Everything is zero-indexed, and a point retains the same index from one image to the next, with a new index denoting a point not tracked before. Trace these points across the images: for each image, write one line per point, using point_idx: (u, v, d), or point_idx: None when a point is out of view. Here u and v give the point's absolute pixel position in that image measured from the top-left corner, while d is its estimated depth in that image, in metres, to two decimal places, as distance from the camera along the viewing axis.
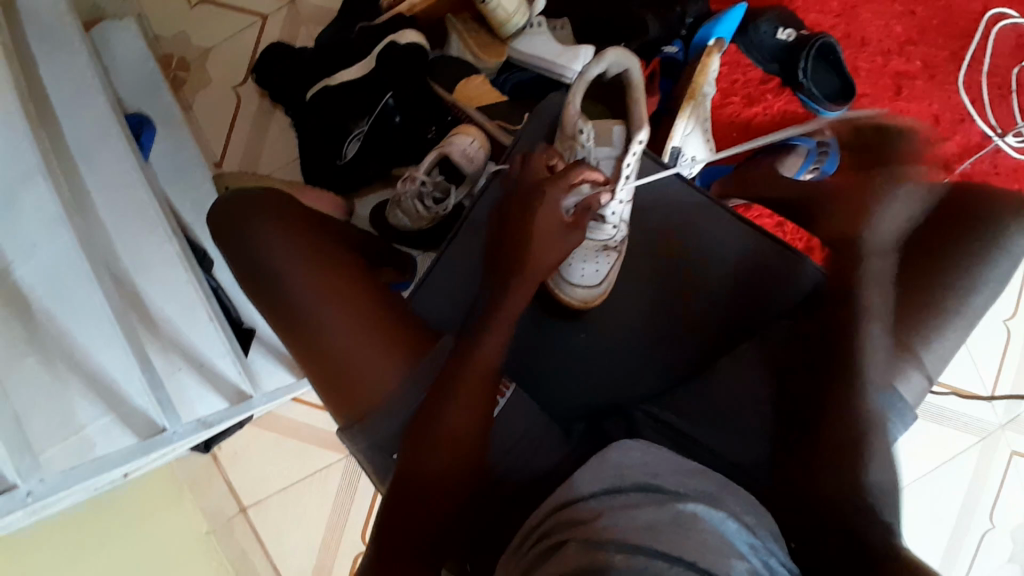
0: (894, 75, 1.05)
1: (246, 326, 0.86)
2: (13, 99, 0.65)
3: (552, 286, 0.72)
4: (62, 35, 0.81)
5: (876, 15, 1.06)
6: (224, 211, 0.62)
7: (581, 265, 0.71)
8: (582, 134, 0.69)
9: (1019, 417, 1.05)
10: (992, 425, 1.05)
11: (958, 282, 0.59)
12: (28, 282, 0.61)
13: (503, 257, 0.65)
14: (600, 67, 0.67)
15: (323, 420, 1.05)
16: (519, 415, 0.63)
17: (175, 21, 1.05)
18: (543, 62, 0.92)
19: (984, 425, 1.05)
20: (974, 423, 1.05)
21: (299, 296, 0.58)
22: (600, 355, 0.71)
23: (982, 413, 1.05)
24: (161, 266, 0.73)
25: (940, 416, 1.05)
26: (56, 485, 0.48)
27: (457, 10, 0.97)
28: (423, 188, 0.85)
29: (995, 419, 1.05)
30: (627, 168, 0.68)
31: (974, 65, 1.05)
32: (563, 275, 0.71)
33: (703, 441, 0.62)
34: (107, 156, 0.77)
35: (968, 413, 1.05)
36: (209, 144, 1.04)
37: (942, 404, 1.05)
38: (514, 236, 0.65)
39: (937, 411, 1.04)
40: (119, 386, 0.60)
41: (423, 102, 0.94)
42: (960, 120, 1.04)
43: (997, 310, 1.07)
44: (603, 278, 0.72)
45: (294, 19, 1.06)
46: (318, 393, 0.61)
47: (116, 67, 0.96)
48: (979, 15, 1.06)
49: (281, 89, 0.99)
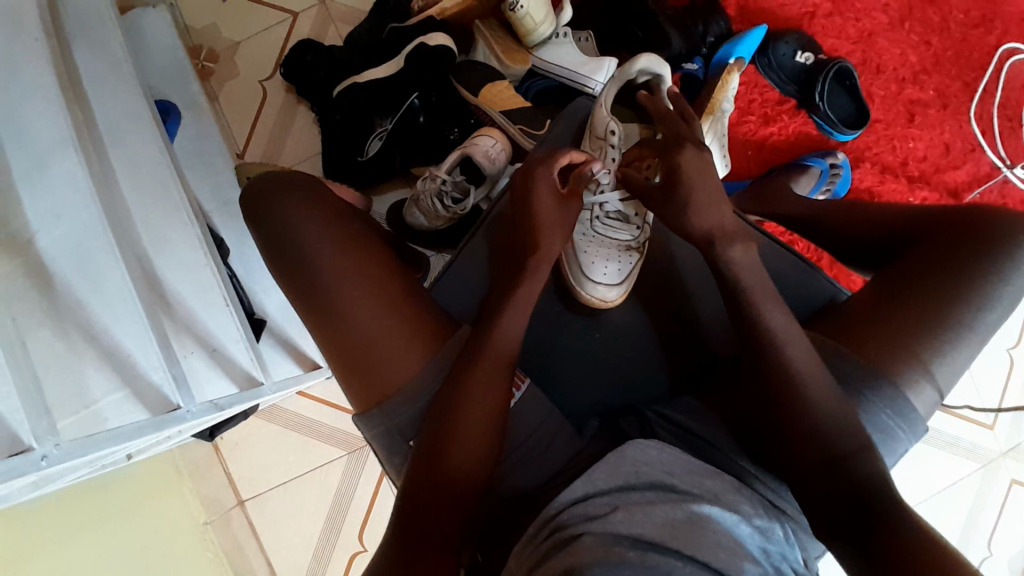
0: (908, 103, 1.07)
1: (257, 316, 0.87)
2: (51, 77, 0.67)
3: (572, 283, 0.72)
4: (97, 17, 0.83)
5: (892, 43, 1.08)
6: (256, 192, 0.63)
7: (604, 264, 0.73)
8: (613, 135, 0.73)
9: (1018, 445, 1.06)
10: (994, 451, 1.05)
11: (976, 297, 0.59)
12: (50, 255, 0.61)
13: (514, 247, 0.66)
14: (628, 73, 0.73)
15: (328, 414, 1.05)
16: (534, 410, 0.64)
17: (206, 13, 1.07)
18: (566, 71, 0.95)
19: (985, 452, 1.05)
20: (975, 449, 1.05)
21: (329, 277, 0.59)
22: (612, 356, 0.72)
23: (982, 439, 1.06)
24: (180, 247, 0.74)
25: (940, 441, 1.05)
26: (70, 452, 0.47)
27: (485, 17, 0.99)
28: (443, 187, 0.85)
29: (996, 447, 1.05)
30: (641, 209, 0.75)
31: (986, 97, 1.08)
32: (585, 272, 0.72)
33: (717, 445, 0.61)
34: (135, 136, 0.78)
35: (970, 439, 1.05)
36: (232, 135, 1.06)
37: (944, 429, 1.05)
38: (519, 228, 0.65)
39: (940, 436, 1.05)
40: (134, 362, 0.60)
41: (448, 104, 0.97)
42: (971, 150, 1.07)
43: (1000, 338, 1.08)
44: (625, 278, 0.73)
45: (324, 17, 1.08)
46: (337, 376, 0.62)
47: (146, 54, 0.98)
48: (994, 49, 1.09)
49: (309, 85, 1.01)
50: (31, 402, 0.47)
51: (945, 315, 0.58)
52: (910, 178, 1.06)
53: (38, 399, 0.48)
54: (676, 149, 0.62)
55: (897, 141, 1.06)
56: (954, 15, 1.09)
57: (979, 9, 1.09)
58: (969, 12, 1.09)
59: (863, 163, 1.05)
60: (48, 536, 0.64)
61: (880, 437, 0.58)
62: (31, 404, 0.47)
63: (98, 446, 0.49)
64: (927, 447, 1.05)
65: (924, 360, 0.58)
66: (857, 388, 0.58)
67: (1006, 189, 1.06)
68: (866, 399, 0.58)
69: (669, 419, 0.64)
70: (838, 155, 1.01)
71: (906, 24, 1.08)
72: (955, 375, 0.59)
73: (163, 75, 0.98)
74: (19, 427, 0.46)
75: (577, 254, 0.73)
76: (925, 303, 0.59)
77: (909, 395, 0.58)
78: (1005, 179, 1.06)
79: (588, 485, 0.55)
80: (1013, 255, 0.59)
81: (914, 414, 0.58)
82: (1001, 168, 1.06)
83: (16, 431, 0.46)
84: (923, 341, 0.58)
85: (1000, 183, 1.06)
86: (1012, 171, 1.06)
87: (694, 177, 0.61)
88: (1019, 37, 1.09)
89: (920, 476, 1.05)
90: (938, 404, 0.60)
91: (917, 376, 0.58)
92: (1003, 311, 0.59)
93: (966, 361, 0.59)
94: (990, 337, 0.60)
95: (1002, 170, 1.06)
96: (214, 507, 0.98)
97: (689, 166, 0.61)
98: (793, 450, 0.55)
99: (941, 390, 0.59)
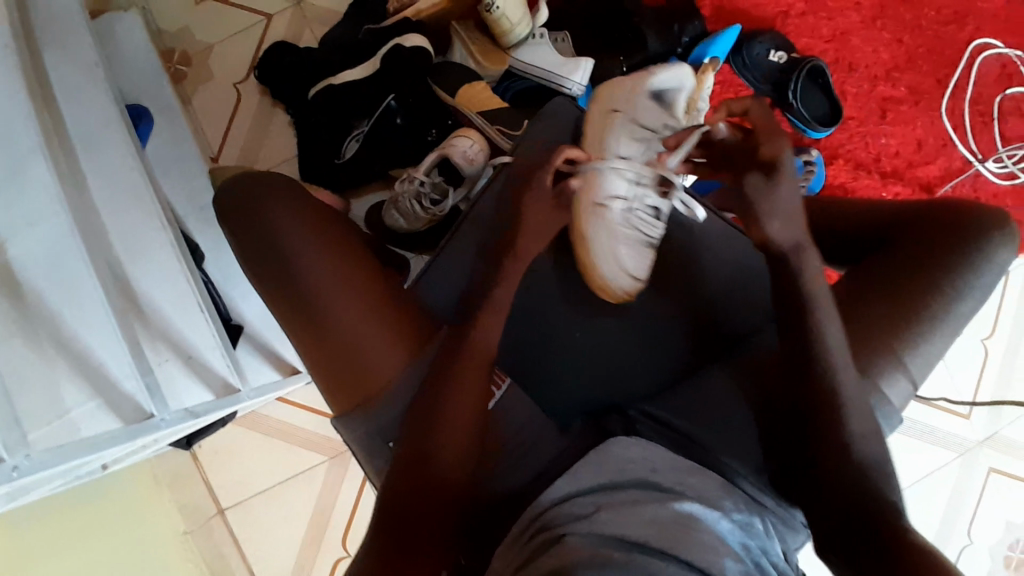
0: (881, 100, 1.09)
1: (234, 322, 0.86)
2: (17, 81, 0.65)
3: (588, 262, 0.70)
4: (66, 20, 0.81)
5: (864, 42, 1.10)
6: (232, 193, 0.62)
7: (624, 250, 0.70)
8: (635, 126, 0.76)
9: (996, 435, 1.08)
10: (972, 441, 1.07)
11: (949, 288, 0.60)
12: (22, 264, 0.59)
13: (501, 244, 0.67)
14: (664, 71, 0.79)
15: (311, 419, 1.04)
16: (517, 409, 0.64)
17: (179, 16, 1.06)
18: (543, 71, 0.95)
19: (963, 442, 1.07)
20: (953, 440, 1.07)
21: (311, 280, 0.59)
22: (595, 354, 0.72)
23: (960, 429, 1.08)
24: (155, 253, 0.73)
25: (920, 432, 1.07)
26: (40, 463, 0.47)
27: (463, 18, 0.99)
28: (422, 188, 0.85)
29: (974, 437, 1.08)
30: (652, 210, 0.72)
31: (958, 93, 1.10)
32: (604, 254, 0.70)
33: (698, 440, 0.62)
34: (107, 141, 0.76)
35: (949, 430, 1.07)
36: (208, 139, 1.05)
37: (923, 420, 1.07)
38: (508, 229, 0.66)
39: (919, 427, 1.07)
40: (106, 369, 0.58)
41: (427, 105, 0.96)
42: (943, 145, 1.09)
43: (975, 329, 1.10)
44: (639, 272, 0.71)
45: (300, 19, 1.07)
46: (315, 378, 0.61)
47: (118, 58, 0.97)
48: (965, 45, 1.11)
49: (286, 88, 1.00)
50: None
51: (920, 307, 0.59)
52: (884, 173, 1.08)
53: (9, 411, 0.48)
54: (748, 170, 0.61)
55: (870, 138, 1.08)
56: (925, 13, 1.11)
57: (950, 7, 1.11)
58: (940, 9, 1.11)
59: (837, 160, 1.07)
60: (21, 549, 0.62)
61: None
62: (0, 417, 0.47)
63: (67, 457, 0.49)
64: (906, 438, 1.07)
65: (899, 352, 0.59)
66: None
67: (978, 183, 1.08)
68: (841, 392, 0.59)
69: (652, 416, 0.64)
70: (812, 151, 1.02)
71: (878, 22, 1.10)
72: (930, 365, 0.60)
73: (136, 79, 0.97)
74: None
75: (604, 231, 0.70)
76: (899, 295, 0.60)
77: (885, 386, 0.59)
78: (977, 173, 1.08)
79: (571, 485, 0.55)
80: (984, 246, 0.60)
81: (890, 406, 0.59)
82: (973, 163, 1.08)
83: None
84: (898, 333, 0.59)
85: (972, 177, 1.08)
86: (984, 165, 1.08)
87: (776, 199, 0.60)
88: (989, 34, 1.11)
89: (902, 467, 1.06)
90: (913, 395, 0.60)
91: (894, 368, 0.59)
92: (975, 300, 0.60)
93: (939, 351, 0.60)
94: (964, 327, 0.61)
95: (974, 165, 1.08)
96: (193, 516, 0.96)
97: (773, 190, 0.60)
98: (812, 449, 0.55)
99: (915, 381, 0.60)
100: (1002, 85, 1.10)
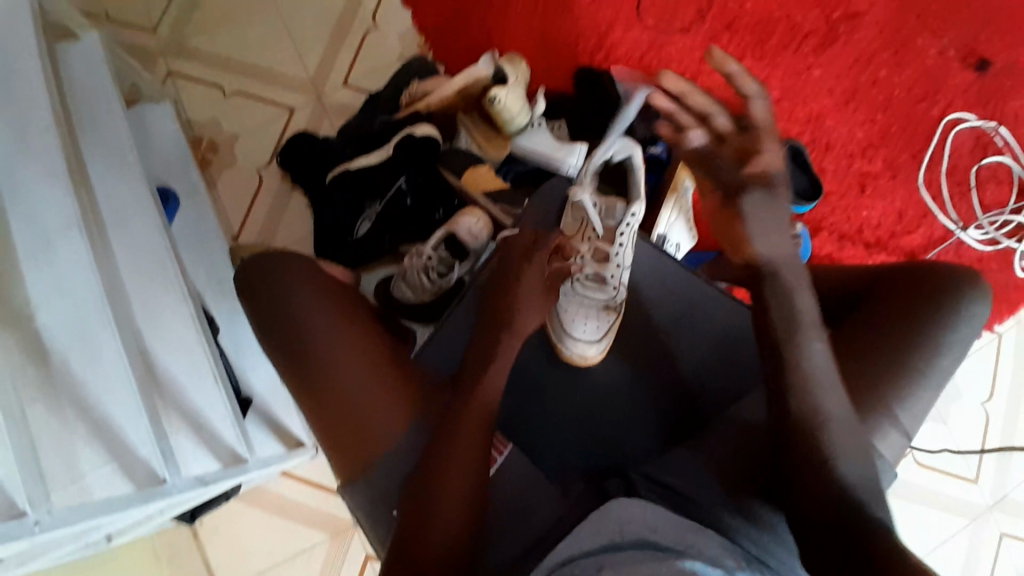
0: (859, 175, 1.17)
1: (245, 395, 0.89)
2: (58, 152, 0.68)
3: (556, 341, 0.76)
4: (103, 106, 0.88)
5: (839, 123, 1.19)
6: (249, 270, 0.67)
7: (584, 321, 0.77)
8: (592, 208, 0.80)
9: (1005, 498, 1.08)
10: (980, 505, 1.07)
11: (929, 345, 0.63)
12: (48, 332, 0.62)
13: (489, 302, 0.70)
14: (605, 152, 0.83)
15: (312, 495, 1.02)
16: (518, 474, 0.65)
17: (208, 108, 1.16)
18: (542, 157, 1.04)
19: (973, 507, 1.08)
20: (963, 505, 1.08)
21: (323, 349, 0.62)
22: (598, 417, 0.74)
23: (967, 493, 1.08)
24: (171, 323, 0.76)
25: (927, 498, 1.08)
26: (62, 518, 0.51)
27: (468, 108, 1.07)
28: (429, 262, 0.92)
29: (984, 502, 1.08)
30: (614, 277, 0.79)
31: (934, 166, 1.18)
32: (566, 330, 0.76)
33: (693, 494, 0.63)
34: (137, 218, 0.82)
35: (957, 494, 1.08)
36: (228, 218, 1.12)
37: (929, 484, 1.08)
38: (497, 291, 0.70)
39: (926, 492, 1.08)
40: (124, 434, 0.60)
41: (434, 185, 1.02)
42: (924, 215, 1.16)
43: (976, 393, 1.11)
44: (604, 334, 0.76)
45: (319, 111, 1.17)
46: (322, 445, 0.63)
47: (152, 146, 1.06)
48: (939, 120, 1.19)
49: (304, 171, 1.08)
50: None
51: (903, 365, 0.62)
52: (868, 244, 1.15)
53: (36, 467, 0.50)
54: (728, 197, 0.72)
55: (852, 211, 1.16)
56: (896, 92, 1.20)
57: (921, 85, 1.20)
58: (912, 89, 1.20)
59: (821, 232, 1.15)
60: None
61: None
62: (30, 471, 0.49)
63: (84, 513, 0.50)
64: (912, 502, 1.07)
65: (891, 404, 0.61)
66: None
67: (961, 250, 1.15)
68: None
69: (654, 479, 0.65)
70: (797, 225, 1.10)
71: (851, 104, 1.19)
72: (918, 419, 0.63)
73: (167, 165, 1.06)
74: (15, 492, 0.50)
75: (560, 312, 0.78)
76: (883, 353, 0.63)
77: (876, 441, 0.61)
78: (960, 241, 1.15)
79: (573, 546, 0.55)
80: (956, 302, 0.64)
81: (881, 461, 0.61)
82: (955, 231, 1.15)
83: (12, 495, 0.49)
84: (886, 392, 0.62)
85: (955, 245, 1.15)
86: (967, 233, 1.15)
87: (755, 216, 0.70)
88: (961, 105, 1.19)
89: (910, 532, 1.07)
90: (905, 448, 0.63)
91: (885, 422, 0.61)
92: (953, 355, 0.63)
93: (926, 404, 0.63)
94: (947, 380, 0.63)
95: (956, 233, 1.15)
96: None
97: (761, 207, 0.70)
98: (807, 501, 0.56)
99: (906, 435, 0.62)
100: (977, 157, 1.18)
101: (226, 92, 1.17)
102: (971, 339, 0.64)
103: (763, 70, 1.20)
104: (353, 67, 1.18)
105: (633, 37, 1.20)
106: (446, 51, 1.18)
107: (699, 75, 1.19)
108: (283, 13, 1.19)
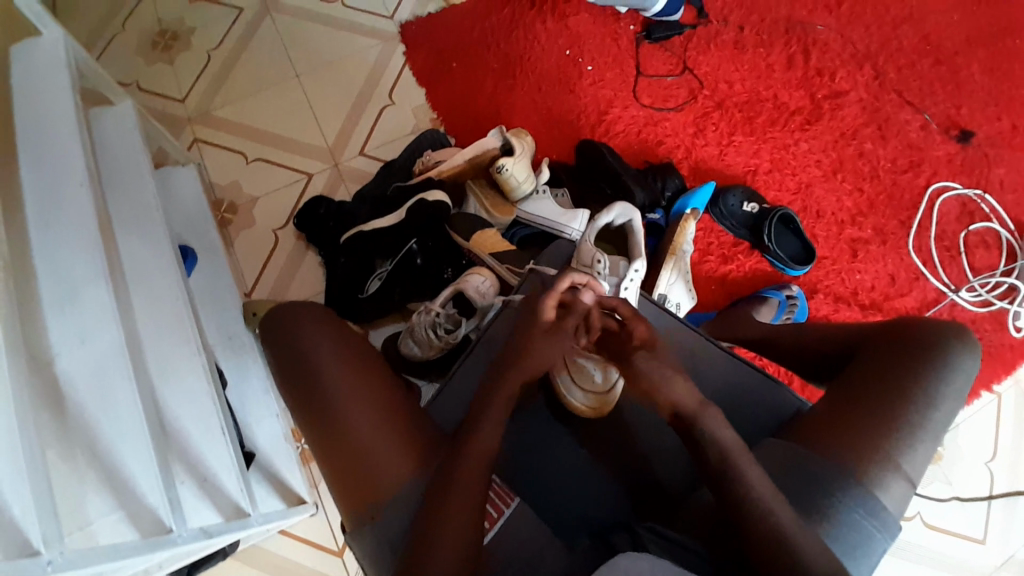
0: (850, 241, 1.22)
1: (248, 450, 0.90)
2: (90, 210, 0.71)
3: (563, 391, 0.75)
4: (134, 170, 0.93)
5: (828, 192, 1.26)
6: (273, 318, 0.70)
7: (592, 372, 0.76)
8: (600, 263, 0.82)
9: (1014, 558, 1.07)
10: (988, 567, 1.07)
11: (924, 396, 0.64)
12: (68, 377, 0.61)
13: (506, 350, 0.72)
14: (608, 215, 0.86)
15: (311, 555, 1.00)
16: (522, 527, 0.65)
17: (231, 172, 1.23)
18: (547, 221, 1.10)
19: (981, 570, 1.07)
20: (971, 568, 1.07)
21: (340, 389, 0.64)
22: (601, 472, 0.74)
23: (975, 556, 1.07)
24: (186, 374, 0.77)
25: (933, 560, 1.07)
26: (74, 560, 0.47)
27: (477, 176, 1.14)
28: (438, 319, 0.94)
29: (992, 565, 1.07)
30: None
31: (923, 231, 1.23)
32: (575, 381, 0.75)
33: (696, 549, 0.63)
34: (157, 271, 0.84)
35: (963, 556, 1.07)
36: (243, 275, 1.17)
37: (935, 546, 1.08)
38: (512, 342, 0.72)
39: (932, 555, 1.07)
40: (135, 483, 0.59)
41: (445, 247, 1.09)
42: (915, 278, 1.20)
43: (978, 453, 1.12)
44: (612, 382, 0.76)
45: (336, 176, 1.24)
46: (331, 485, 0.64)
47: (176, 207, 1.12)
48: (924, 189, 1.25)
49: (321, 232, 1.14)
50: (43, 504, 0.47)
51: (901, 416, 0.63)
52: (862, 305, 1.19)
53: (50, 504, 0.48)
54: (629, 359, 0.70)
55: (845, 274, 1.20)
56: (881, 164, 1.27)
57: (904, 157, 1.27)
58: (896, 160, 1.27)
59: (817, 294, 1.19)
60: None
61: (856, 538, 0.60)
62: (43, 509, 0.47)
63: (93, 560, 0.48)
64: (918, 565, 1.07)
65: (890, 454, 0.62)
66: (828, 488, 0.61)
67: (956, 311, 1.18)
68: (838, 500, 0.60)
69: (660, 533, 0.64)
70: (793, 287, 1.13)
71: (839, 175, 1.26)
72: (917, 471, 0.64)
73: (188, 224, 1.11)
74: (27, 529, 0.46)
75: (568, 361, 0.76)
76: (880, 406, 0.64)
77: (880, 493, 0.61)
78: (953, 302, 1.19)
79: None
80: (946, 355, 0.66)
81: (886, 513, 0.61)
82: (947, 293, 1.19)
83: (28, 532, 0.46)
84: (886, 442, 0.63)
85: (949, 306, 1.19)
86: (959, 294, 1.19)
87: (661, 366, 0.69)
88: (946, 175, 1.26)
89: None
90: (908, 500, 0.63)
91: (887, 473, 0.62)
92: (948, 407, 0.65)
93: (924, 457, 0.64)
94: (944, 431, 0.65)
95: (948, 294, 1.19)
96: None
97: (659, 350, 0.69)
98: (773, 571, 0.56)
99: (906, 488, 0.63)
100: (965, 222, 1.24)
101: (248, 159, 1.24)
102: (964, 391, 0.66)
103: (753, 143, 1.28)
104: (369, 138, 1.26)
105: (631, 113, 1.29)
106: (457, 124, 1.27)
107: (693, 148, 1.28)
108: (308, 90, 1.29)
